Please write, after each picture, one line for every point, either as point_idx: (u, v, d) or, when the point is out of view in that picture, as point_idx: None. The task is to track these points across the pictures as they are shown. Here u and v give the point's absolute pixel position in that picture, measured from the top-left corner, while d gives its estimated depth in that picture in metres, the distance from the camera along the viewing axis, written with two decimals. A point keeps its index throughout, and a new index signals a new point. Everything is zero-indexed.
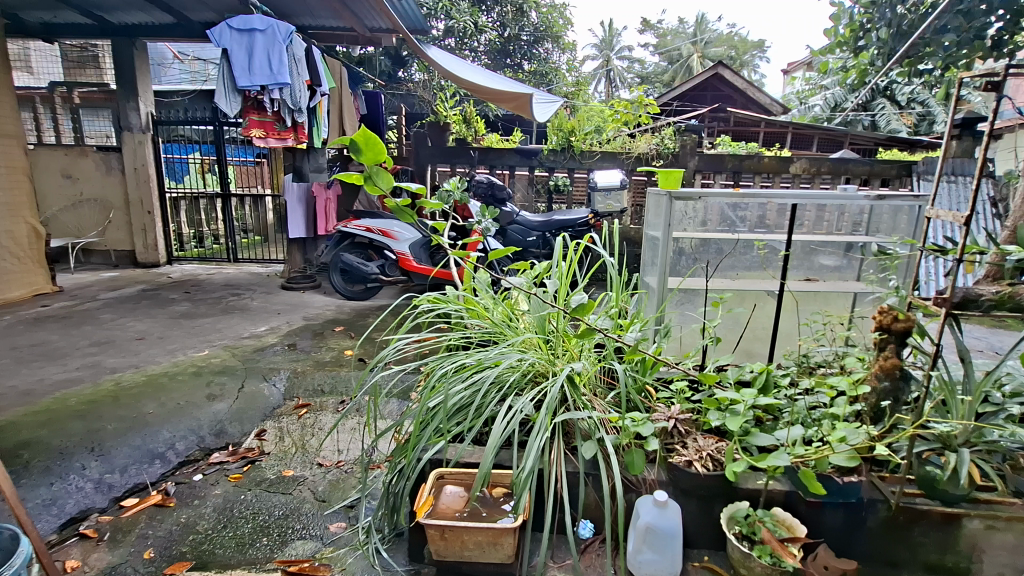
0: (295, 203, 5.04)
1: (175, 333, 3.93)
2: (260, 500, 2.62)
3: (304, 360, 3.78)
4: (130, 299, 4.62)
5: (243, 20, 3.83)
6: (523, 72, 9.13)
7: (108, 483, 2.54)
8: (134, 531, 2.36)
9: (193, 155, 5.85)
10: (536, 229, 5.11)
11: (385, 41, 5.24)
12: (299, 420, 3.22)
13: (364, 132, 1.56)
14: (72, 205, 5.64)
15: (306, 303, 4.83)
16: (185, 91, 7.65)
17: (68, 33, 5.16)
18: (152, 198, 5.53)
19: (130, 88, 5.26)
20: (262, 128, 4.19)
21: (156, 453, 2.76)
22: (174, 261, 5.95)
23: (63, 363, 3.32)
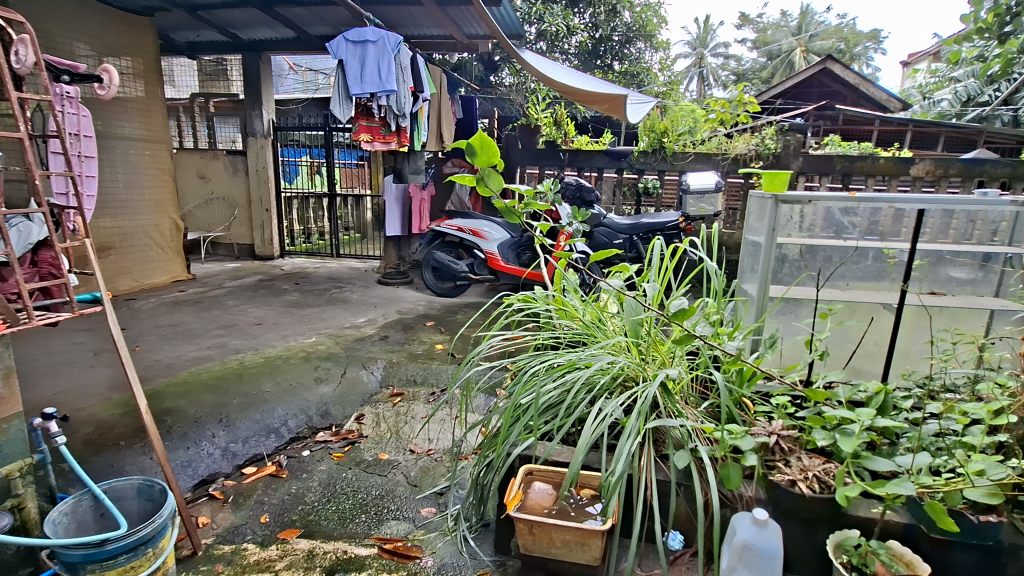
0: (392, 203, 5.34)
1: (287, 320, 4.30)
2: (359, 479, 2.81)
3: (398, 351, 3.99)
4: (249, 288, 5.12)
5: (357, 32, 4.11)
6: (614, 73, 9.04)
7: (232, 451, 2.83)
8: (253, 497, 2.62)
9: (304, 157, 6.36)
10: (624, 231, 5.03)
11: (482, 46, 5.38)
12: (394, 408, 3.42)
13: (481, 136, 1.62)
14: (205, 202, 6.38)
15: (400, 298, 5.10)
16: (299, 99, 8.36)
17: (208, 50, 5.81)
18: (270, 197, 6.09)
19: (255, 97, 5.83)
20: (369, 133, 4.53)
21: (272, 428, 3.03)
22: (285, 255, 6.53)
23: (197, 342, 3.75)
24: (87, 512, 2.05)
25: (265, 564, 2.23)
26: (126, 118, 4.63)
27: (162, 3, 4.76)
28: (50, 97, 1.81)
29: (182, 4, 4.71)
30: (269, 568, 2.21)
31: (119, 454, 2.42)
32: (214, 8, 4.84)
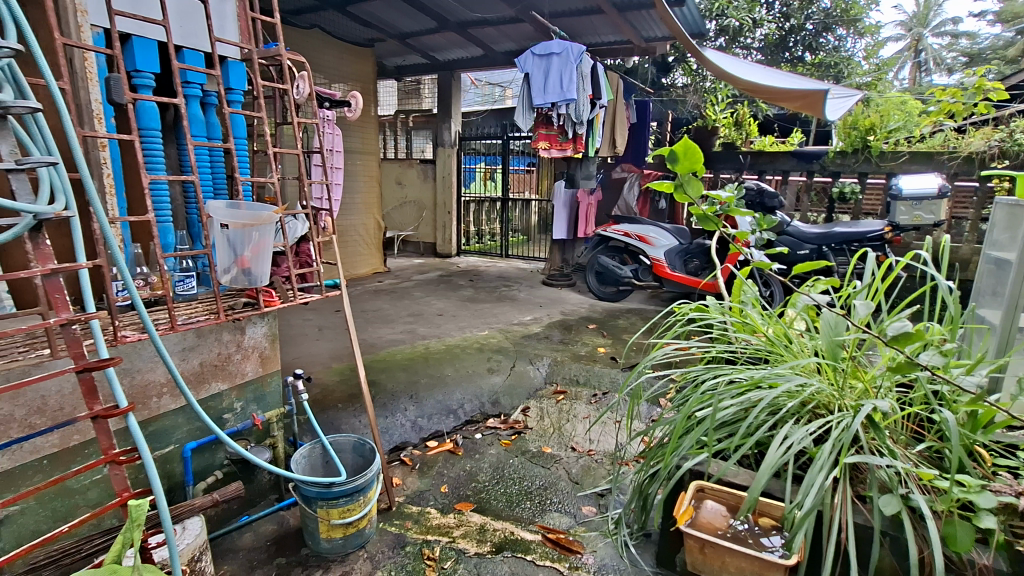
0: (560, 208, 5.52)
1: (464, 313, 4.72)
2: (525, 467, 2.98)
3: (563, 350, 4.12)
4: (432, 282, 5.73)
5: (543, 46, 4.36)
6: (805, 66, 8.12)
7: (420, 425, 3.20)
8: (435, 467, 2.95)
9: (480, 164, 6.88)
10: (811, 241, 4.49)
11: (660, 48, 5.27)
12: (557, 404, 3.54)
13: (685, 142, 1.64)
14: (400, 205, 7.29)
15: (564, 300, 5.25)
16: (479, 111, 9.09)
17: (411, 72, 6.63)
18: (452, 201, 6.73)
19: (445, 111, 6.48)
20: (547, 141, 4.75)
21: (451, 409, 3.35)
22: (460, 253, 7.15)
23: (392, 327, 4.31)
24: (318, 457, 2.49)
25: (444, 529, 2.50)
26: (349, 134, 5.50)
27: (379, 35, 5.57)
28: (318, 121, 2.23)
29: (395, 33, 5.47)
30: (448, 534, 2.47)
31: (338, 415, 2.90)
32: (420, 35, 5.51)
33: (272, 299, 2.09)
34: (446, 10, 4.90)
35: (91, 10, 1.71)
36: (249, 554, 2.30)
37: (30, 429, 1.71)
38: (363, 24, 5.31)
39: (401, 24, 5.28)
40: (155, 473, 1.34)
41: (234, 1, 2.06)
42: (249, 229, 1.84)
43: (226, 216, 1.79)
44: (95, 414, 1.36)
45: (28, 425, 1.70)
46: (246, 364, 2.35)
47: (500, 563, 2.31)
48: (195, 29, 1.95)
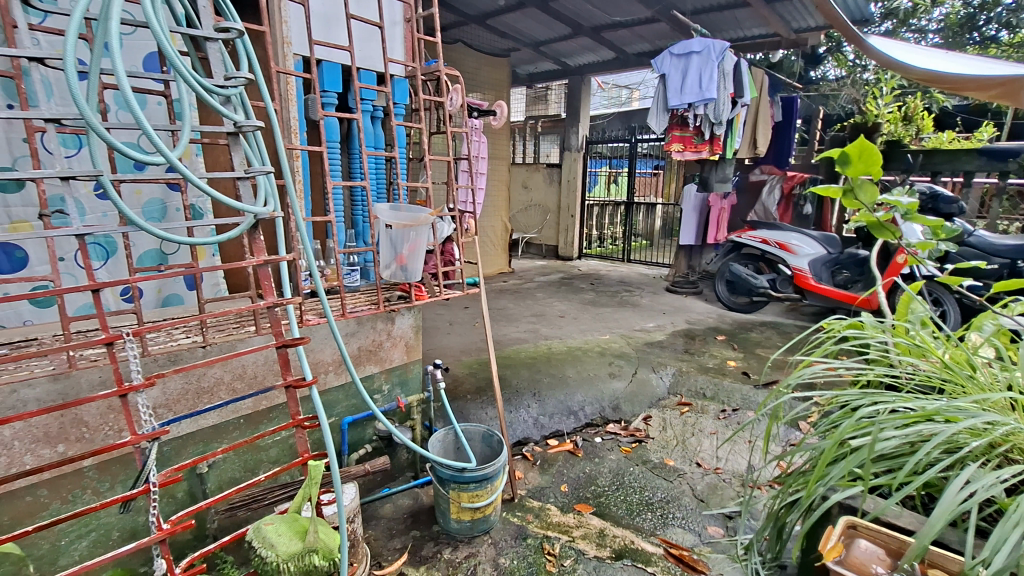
0: (690, 212, 5.34)
1: (585, 316, 4.73)
2: (646, 477, 2.91)
3: (689, 361, 3.95)
4: (554, 284, 5.81)
5: (683, 45, 4.27)
6: (999, 47, 6.88)
7: (541, 423, 3.27)
8: (555, 466, 3.01)
9: (604, 167, 6.97)
10: (1002, 254, 3.81)
11: (813, 39, 4.81)
12: (681, 416, 3.41)
13: (861, 144, 1.50)
14: (525, 208, 7.51)
15: (689, 308, 5.03)
16: (605, 115, 9.04)
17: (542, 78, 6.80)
18: (576, 204, 6.78)
19: (573, 115, 6.53)
20: (682, 142, 4.58)
21: (572, 410, 3.38)
22: (582, 257, 7.18)
23: (516, 325, 4.46)
24: (450, 442, 2.67)
25: (564, 527, 2.54)
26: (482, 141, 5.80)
27: (515, 45, 5.80)
28: (467, 129, 2.41)
29: (530, 41, 5.67)
30: (567, 532, 2.51)
31: (468, 405, 3.08)
32: (553, 42, 5.64)
33: (422, 294, 2.30)
34: (581, 16, 4.94)
35: (294, 40, 1.97)
36: (389, 522, 2.56)
37: (234, 392, 2.05)
38: (500, 35, 5.57)
39: (536, 33, 5.44)
40: (331, 440, 1.49)
41: (402, 24, 2.28)
42: (408, 229, 2.03)
43: (391, 217, 2.00)
44: (289, 384, 1.60)
45: (232, 388, 2.04)
46: (394, 351, 2.59)
47: (620, 570, 2.29)
48: (370, 50, 2.20)
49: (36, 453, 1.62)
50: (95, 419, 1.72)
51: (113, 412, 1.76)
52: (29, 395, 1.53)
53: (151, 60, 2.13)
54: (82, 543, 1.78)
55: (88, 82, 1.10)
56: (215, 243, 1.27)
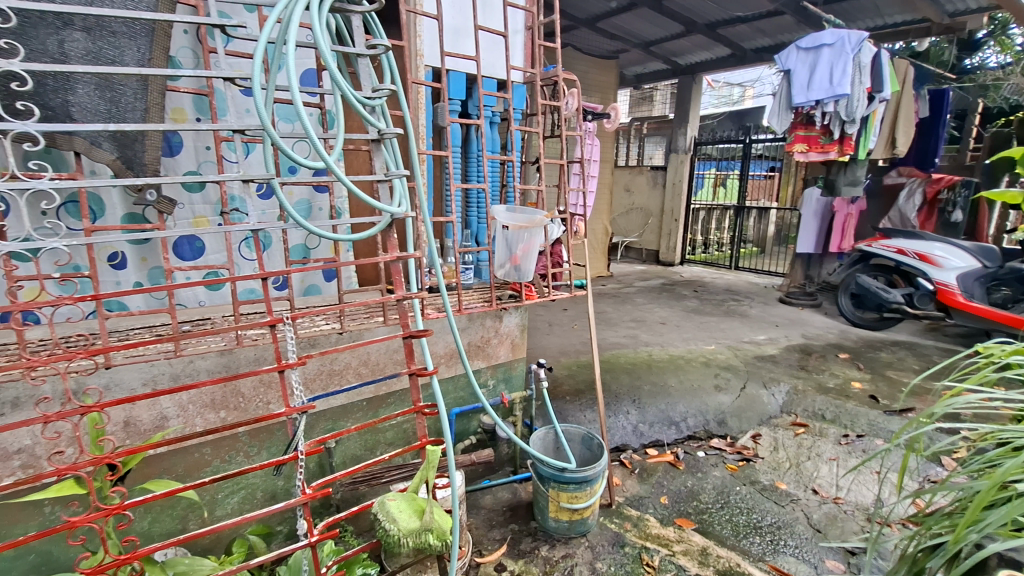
0: (809, 216, 5.04)
1: (689, 324, 4.55)
2: (754, 499, 2.73)
3: (806, 379, 3.64)
4: (655, 289, 5.66)
5: (813, 38, 3.95)
6: None
7: (641, 431, 3.19)
8: (655, 476, 2.93)
9: (712, 169, 6.63)
10: None
11: (972, 22, 4.23)
12: (796, 438, 3.16)
13: None
14: (626, 212, 7.39)
15: (806, 321, 4.65)
16: (716, 115, 8.64)
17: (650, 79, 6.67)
18: (681, 209, 6.54)
19: (683, 116, 6.30)
20: (806, 142, 4.36)
21: (673, 420, 3.26)
22: (684, 263, 6.93)
23: (615, 330, 4.40)
24: (551, 442, 2.70)
25: (664, 540, 2.46)
26: None
27: (624, 46, 5.74)
28: (581, 133, 2.42)
29: (640, 42, 5.58)
30: (668, 546, 2.43)
31: (567, 406, 3.09)
32: (664, 41, 5.50)
33: (531, 293, 2.36)
34: (696, 14, 4.77)
35: (426, 53, 2.10)
36: (489, 513, 2.65)
37: (359, 376, 2.24)
38: (610, 37, 5.53)
39: (647, 33, 5.34)
40: (448, 427, 1.55)
41: (524, 32, 2.36)
42: (523, 230, 2.09)
43: (508, 218, 2.07)
44: (413, 372, 1.70)
45: (358, 373, 2.24)
46: (501, 348, 2.68)
47: None
48: (492, 58, 2.29)
49: (204, 417, 1.89)
50: (249, 391, 1.96)
51: (264, 387, 1.99)
52: (202, 365, 1.78)
53: (306, 76, 2.40)
54: (234, 498, 2.04)
55: (265, 95, 1.24)
56: (346, 245, 1.24)
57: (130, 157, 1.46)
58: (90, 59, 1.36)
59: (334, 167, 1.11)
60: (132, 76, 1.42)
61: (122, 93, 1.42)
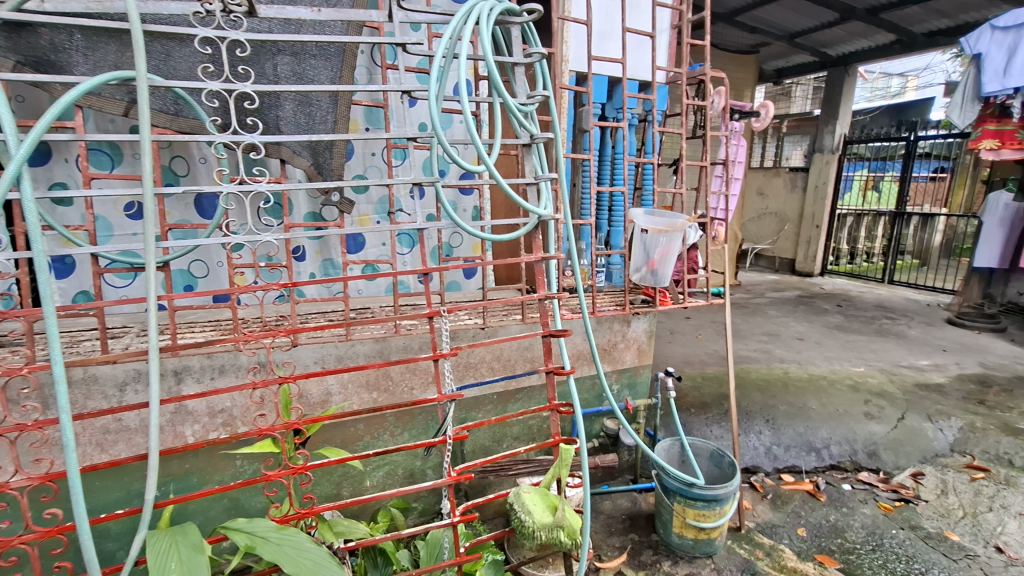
0: (994, 224, 4.31)
1: (831, 342, 4.12)
2: (915, 546, 2.39)
3: (986, 416, 3.11)
4: (790, 301, 5.21)
5: (1013, 15, 3.37)
6: None
7: (775, 453, 2.94)
8: (790, 505, 2.69)
9: (863, 171, 5.93)
10: None
11: None
12: (972, 484, 2.71)
13: None
14: (759, 216, 6.95)
15: (984, 348, 3.97)
16: (872, 109, 7.75)
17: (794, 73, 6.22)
18: (824, 214, 5.99)
19: (831, 111, 5.82)
20: (997, 139, 3.85)
21: (813, 446, 2.97)
22: (825, 274, 6.37)
23: (745, 343, 4.12)
24: (676, 454, 2.60)
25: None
26: None
27: (765, 40, 5.35)
28: (727, 132, 2.30)
29: (784, 34, 5.18)
30: None
31: (693, 419, 2.96)
32: (812, 32, 5.05)
33: (666, 299, 2.33)
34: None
35: (573, 57, 2.13)
36: (608, 519, 2.62)
37: (492, 371, 2.34)
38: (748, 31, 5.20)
39: (793, 24, 4.93)
40: (583, 428, 1.57)
41: (669, 31, 2.30)
42: (660, 235, 2.08)
43: (646, 221, 2.12)
44: (550, 370, 1.73)
45: (491, 368, 2.34)
46: (627, 353, 2.63)
47: None
48: (636, 60, 2.27)
49: (360, 396, 2.10)
50: (398, 375, 2.15)
51: (410, 373, 2.16)
52: (361, 350, 1.98)
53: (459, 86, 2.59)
54: (379, 472, 2.24)
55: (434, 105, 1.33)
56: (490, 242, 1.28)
57: (320, 163, 1.67)
58: (294, 79, 1.56)
59: (497, 169, 1.21)
60: (325, 93, 1.61)
61: (318, 108, 1.61)
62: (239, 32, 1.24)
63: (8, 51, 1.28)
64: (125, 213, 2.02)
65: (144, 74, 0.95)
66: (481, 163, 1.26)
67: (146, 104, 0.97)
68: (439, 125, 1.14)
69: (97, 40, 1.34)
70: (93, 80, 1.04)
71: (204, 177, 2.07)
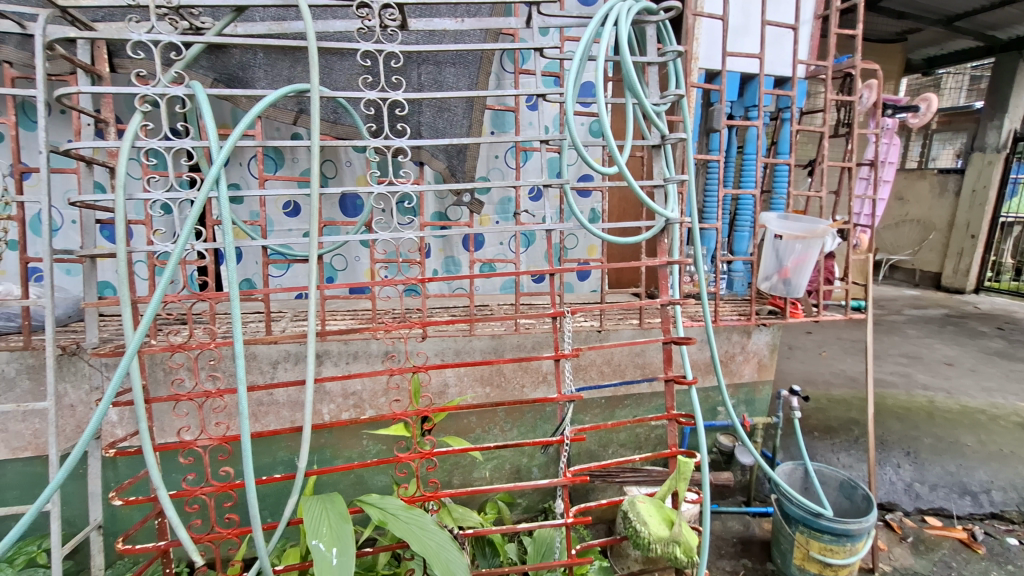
0: None
1: (991, 371, 3.56)
2: None
3: None
4: (934, 321, 4.59)
5: None
6: None
7: (917, 491, 2.57)
8: (937, 553, 2.29)
9: None
10: None
11: None
12: None
13: None
14: (896, 224, 6.29)
15: None
16: None
17: (952, 62, 5.56)
18: (982, 223, 5.30)
19: (998, 106, 5.16)
20: None
21: (969, 489, 2.57)
22: (981, 291, 5.56)
23: (879, 364, 3.69)
24: (798, 479, 2.38)
25: None
26: None
27: (916, 25, 4.77)
28: (878, 130, 2.06)
29: (941, 18, 4.58)
30: None
31: (817, 443, 2.71)
32: (978, 13, 4.41)
33: (797, 312, 2.16)
34: None
35: (703, 55, 2.07)
36: (718, 541, 2.47)
37: (602, 374, 2.31)
38: (896, 17, 4.66)
39: (954, 6, 4.34)
40: (705, 440, 1.50)
41: (812, 22, 2.14)
42: (797, 240, 1.99)
43: (780, 225, 2.03)
44: (670, 379, 1.65)
45: (601, 371, 2.30)
46: (746, 366, 2.46)
47: None
48: (773, 54, 2.14)
49: (474, 390, 2.17)
50: (510, 373, 2.20)
51: (522, 371, 2.20)
52: (477, 345, 2.05)
53: (586, 87, 2.61)
54: (488, 465, 2.31)
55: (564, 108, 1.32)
56: (613, 243, 1.26)
57: (454, 166, 1.79)
58: (435, 87, 1.69)
59: (629, 172, 1.19)
60: (461, 99, 1.73)
61: (453, 113, 1.73)
62: (394, 44, 1.33)
63: (206, 70, 1.57)
64: (283, 211, 2.28)
65: (315, 86, 1.05)
66: (614, 164, 1.27)
67: (317, 114, 1.08)
68: (577, 127, 1.15)
69: (273, 57, 1.58)
70: (274, 94, 1.16)
71: (348, 179, 2.26)
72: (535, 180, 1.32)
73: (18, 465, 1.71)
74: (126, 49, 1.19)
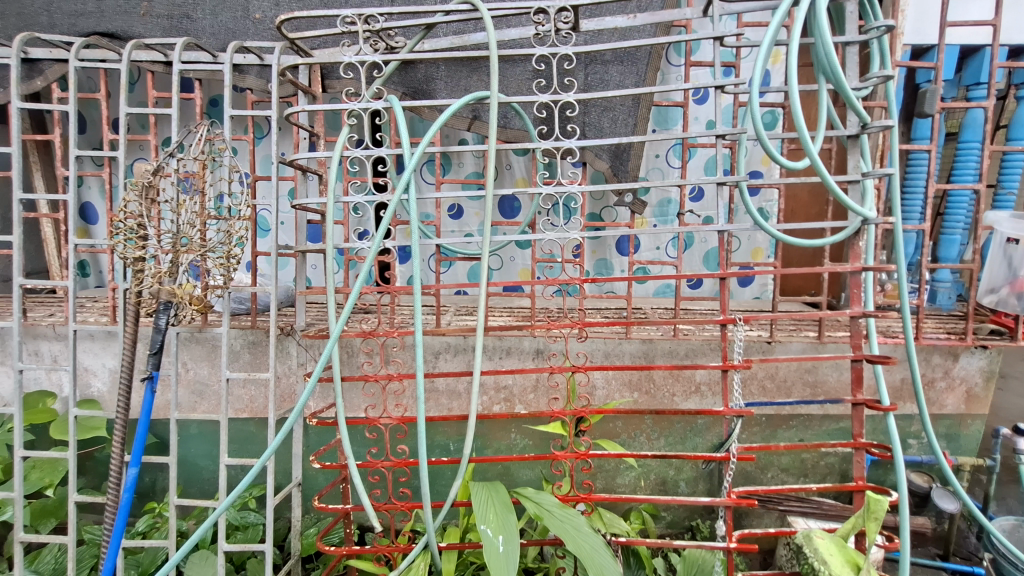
0: None
1: None
2: None
3: None
4: None
5: None
6: None
7: None
8: None
9: None
10: None
11: None
12: None
13: None
14: None
15: None
16: None
17: None
18: None
19: None
20: None
21: None
22: None
23: None
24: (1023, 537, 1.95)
25: None
26: None
27: None
28: None
29: None
30: None
31: None
32: None
33: None
34: None
35: (910, 30, 1.82)
36: None
37: (764, 391, 2.11)
38: None
39: None
40: (905, 477, 1.30)
41: None
42: None
43: (1011, 229, 1.73)
44: (859, 402, 1.43)
45: (763, 387, 2.10)
46: (949, 396, 2.06)
47: None
48: (1007, 20, 1.79)
49: (622, 394, 2.11)
50: (661, 380, 2.11)
51: (674, 379, 2.10)
52: (627, 349, 2.00)
53: None
54: (632, 473, 2.24)
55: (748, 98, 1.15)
56: (787, 241, 1.17)
57: (617, 166, 1.77)
58: (601, 86, 1.72)
59: (820, 164, 1.10)
60: (628, 97, 1.71)
61: (619, 112, 1.72)
62: (569, 46, 1.34)
63: (396, 85, 1.76)
64: (448, 213, 2.44)
65: (497, 92, 1.11)
66: (804, 155, 1.14)
67: (496, 124, 1.15)
68: (757, 117, 1.09)
69: (453, 69, 1.75)
70: (458, 103, 1.19)
71: (508, 181, 2.34)
72: (704, 179, 1.30)
73: (238, 423, 2.06)
74: (340, 70, 1.36)
